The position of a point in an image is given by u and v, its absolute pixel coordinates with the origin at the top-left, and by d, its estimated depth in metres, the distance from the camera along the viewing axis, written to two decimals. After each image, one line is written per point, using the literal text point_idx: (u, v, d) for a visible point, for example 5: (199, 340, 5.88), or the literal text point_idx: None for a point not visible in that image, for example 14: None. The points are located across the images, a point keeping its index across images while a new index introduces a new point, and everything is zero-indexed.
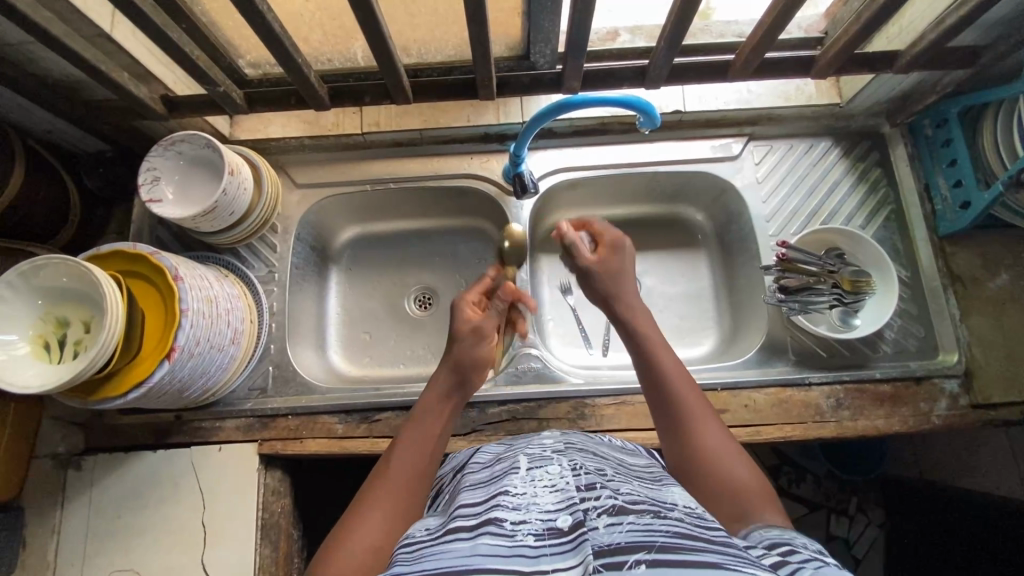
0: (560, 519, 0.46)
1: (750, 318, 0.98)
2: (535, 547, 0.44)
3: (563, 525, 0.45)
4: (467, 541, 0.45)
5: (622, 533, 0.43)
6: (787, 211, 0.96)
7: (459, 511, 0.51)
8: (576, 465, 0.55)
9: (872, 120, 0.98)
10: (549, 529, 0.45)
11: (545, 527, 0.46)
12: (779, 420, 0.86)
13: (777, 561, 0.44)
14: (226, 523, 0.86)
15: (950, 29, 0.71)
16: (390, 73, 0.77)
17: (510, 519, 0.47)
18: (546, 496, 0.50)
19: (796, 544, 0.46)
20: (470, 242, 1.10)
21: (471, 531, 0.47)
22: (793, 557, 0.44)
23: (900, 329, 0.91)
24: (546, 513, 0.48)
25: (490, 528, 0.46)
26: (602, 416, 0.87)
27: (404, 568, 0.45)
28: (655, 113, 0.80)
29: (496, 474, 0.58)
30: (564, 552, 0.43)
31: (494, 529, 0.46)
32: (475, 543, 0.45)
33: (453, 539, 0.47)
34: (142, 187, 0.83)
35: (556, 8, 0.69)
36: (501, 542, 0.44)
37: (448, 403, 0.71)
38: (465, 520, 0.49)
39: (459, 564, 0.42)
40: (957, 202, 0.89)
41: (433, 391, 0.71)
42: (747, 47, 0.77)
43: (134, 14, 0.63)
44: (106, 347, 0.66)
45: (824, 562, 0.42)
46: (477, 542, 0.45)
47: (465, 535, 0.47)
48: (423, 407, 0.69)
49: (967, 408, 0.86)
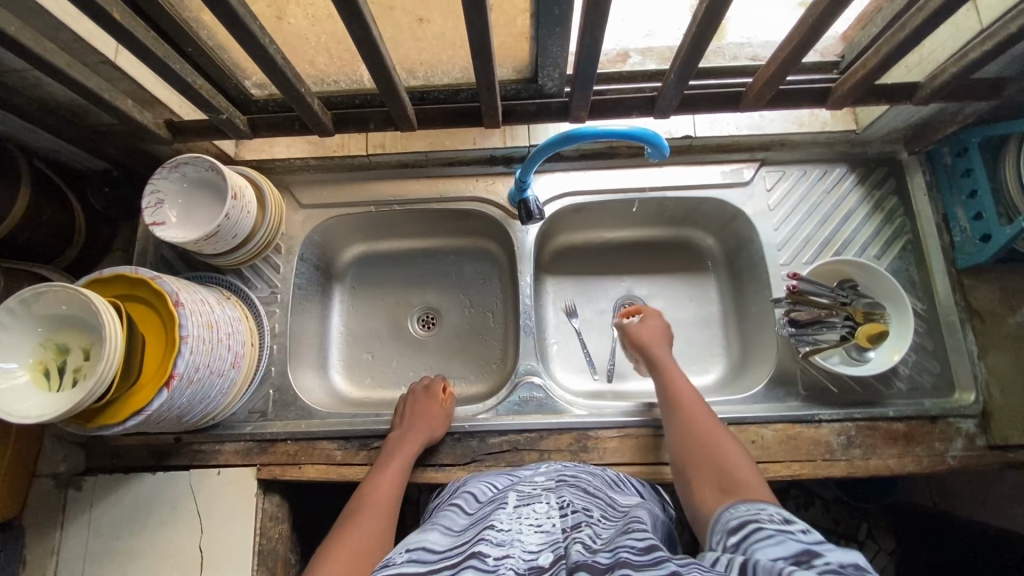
0: (542, 557, 0.49)
1: (760, 348, 0.95)
2: None
3: (544, 562, 0.48)
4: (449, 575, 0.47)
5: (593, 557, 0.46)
6: (800, 240, 0.94)
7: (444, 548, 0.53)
8: (562, 505, 0.58)
9: (889, 147, 0.96)
10: (531, 567, 0.48)
11: (527, 566, 0.48)
12: (788, 458, 0.84)
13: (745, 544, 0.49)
14: (222, 549, 0.85)
15: (973, 63, 0.68)
16: (395, 100, 0.76)
17: (491, 553, 0.49)
18: (530, 534, 0.53)
19: (762, 517, 0.52)
20: (475, 262, 1.09)
21: (453, 566, 0.49)
22: (763, 534, 0.49)
23: (914, 364, 0.88)
24: (527, 550, 0.50)
25: (473, 562, 0.48)
26: (605, 448, 0.85)
27: None
28: (664, 144, 0.77)
29: (482, 513, 0.60)
30: None
31: (477, 563, 0.48)
32: None
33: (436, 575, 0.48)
34: (145, 210, 0.82)
35: (564, 34, 0.68)
36: None
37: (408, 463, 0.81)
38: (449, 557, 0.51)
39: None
40: (977, 234, 0.87)
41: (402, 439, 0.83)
42: (762, 79, 0.75)
43: (134, 47, 0.62)
44: (105, 375, 0.66)
45: (787, 532, 0.48)
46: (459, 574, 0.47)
47: (448, 570, 0.48)
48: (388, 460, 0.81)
49: (983, 449, 0.83)
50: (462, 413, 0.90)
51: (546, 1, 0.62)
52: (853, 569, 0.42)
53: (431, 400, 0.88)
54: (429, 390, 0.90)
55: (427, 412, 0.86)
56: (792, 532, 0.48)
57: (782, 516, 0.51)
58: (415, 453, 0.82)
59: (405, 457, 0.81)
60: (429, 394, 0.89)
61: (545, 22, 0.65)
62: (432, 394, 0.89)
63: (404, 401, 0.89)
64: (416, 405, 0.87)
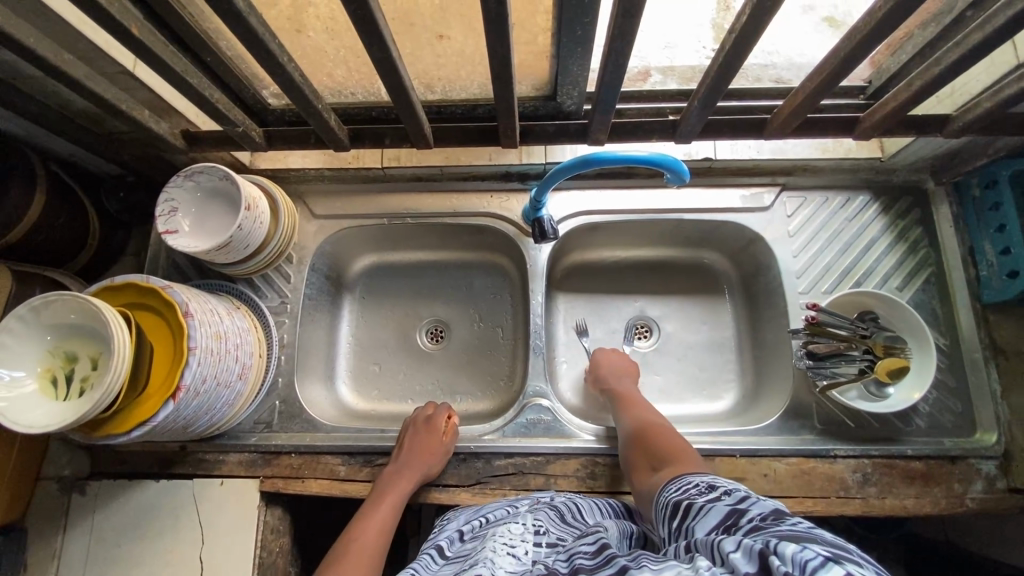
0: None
1: (775, 377, 0.93)
2: None
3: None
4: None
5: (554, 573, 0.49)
6: (819, 268, 0.92)
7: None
8: (534, 527, 0.61)
9: (915, 176, 0.93)
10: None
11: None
12: (801, 494, 0.81)
13: (684, 521, 0.51)
14: (222, 561, 0.84)
15: (1009, 98, 0.66)
16: (412, 118, 0.75)
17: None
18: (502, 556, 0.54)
19: (694, 492, 0.54)
20: (486, 277, 1.08)
21: None
22: (695, 507, 0.51)
23: (935, 402, 0.85)
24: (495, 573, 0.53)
25: None
26: (612, 476, 0.84)
27: None
28: (684, 170, 0.75)
29: (464, 549, 0.62)
30: None
31: None
32: None
33: None
34: (159, 218, 0.82)
35: (586, 54, 0.67)
36: None
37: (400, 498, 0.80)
38: None
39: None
40: (1004, 270, 0.84)
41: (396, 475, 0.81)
42: (788, 107, 0.74)
43: (152, 60, 0.61)
44: (112, 387, 0.65)
45: (713, 498, 0.51)
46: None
47: None
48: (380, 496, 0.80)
49: (1004, 492, 0.81)
50: (468, 433, 0.88)
51: (569, 22, 0.60)
52: (772, 518, 0.44)
53: (433, 434, 0.84)
54: (432, 423, 0.86)
55: (427, 447, 0.82)
56: (718, 497, 0.50)
57: (709, 484, 0.54)
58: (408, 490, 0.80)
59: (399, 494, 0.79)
60: (432, 425, 0.85)
61: (568, 43, 0.64)
62: (433, 427, 0.85)
63: (404, 431, 0.86)
64: (415, 437, 0.84)
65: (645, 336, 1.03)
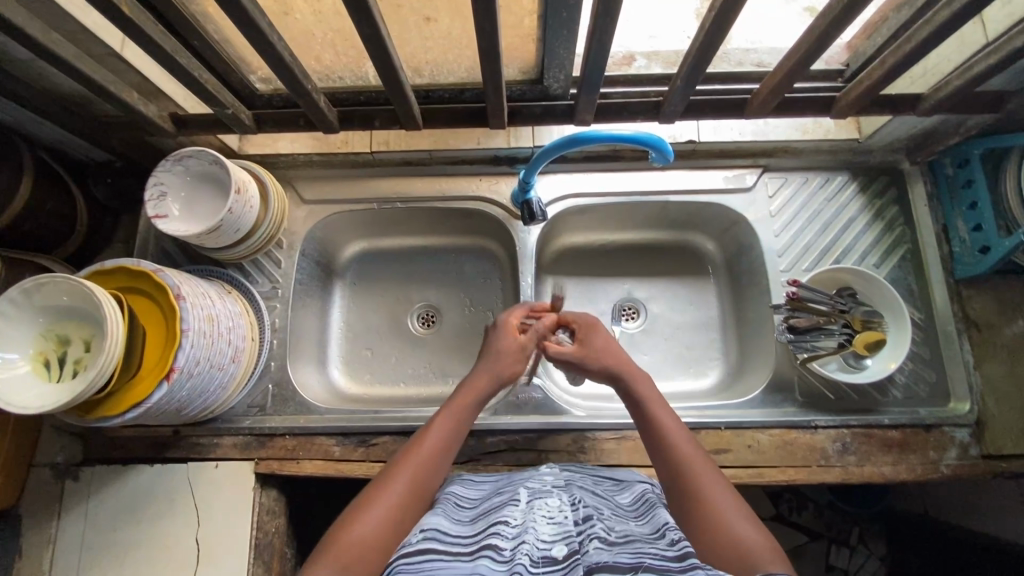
0: (556, 548, 0.54)
1: (758, 354, 0.96)
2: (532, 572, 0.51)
3: (557, 554, 0.53)
4: (468, 562, 0.53)
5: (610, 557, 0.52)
6: (800, 247, 0.94)
7: (459, 537, 0.58)
8: (575, 500, 0.63)
9: (891, 156, 0.96)
10: (545, 556, 0.53)
11: (541, 555, 0.53)
12: (784, 463, 0.84)
13: None
14: (219, 541, 0.85)
15: (977, 76, 0.68)
16: (401, 100, 0.76)
17: (505, 545, 0.55)
18: (543, 525, 0.58)
19: None
20: (475, 261, 1.09)
21: (470, 556, 0.54)
22: None
23: (910, 373, 0.89)
24: (542, 540, 0.55)
25: (488, 553, 0.54)
26: (602, 450, 0.86)
27: None
28: (668, 150, 0.77)
29: (494, 504, 0.64)
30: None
31: (492, 555, 0.54)
32: (475, 566, 0.52)
33: (455, 561, 0.54)
34: (148, 203, 0.82)
35: (571, 36, 0.68)
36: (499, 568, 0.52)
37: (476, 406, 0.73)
38: (463, 547, 0.56)
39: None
40: (976, 245, 0.87)
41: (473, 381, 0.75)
42: (768, 85, 0.75)
43: (141, 39, 0.62)
44: (105, 367, 0.66)
45: None
46: (476, 564, 0.53)
47: (466, 557, 0.54)
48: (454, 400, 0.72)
49: (977, 458, 0.84)
50: None
51: (554, 4, 0.62)
52: None
53: (511, 337, 0.79)
54: (506, 326, 0.80)
55: (513, 353, 0.78)
56: None
57: None
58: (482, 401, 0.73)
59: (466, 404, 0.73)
60: (508, 328, 0.80)
61: (552, 25, 0.65)
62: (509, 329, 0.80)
63: (488, 335, 0.81)
64: (504, 338, 0.79)
65: (632, 317, 1.05)
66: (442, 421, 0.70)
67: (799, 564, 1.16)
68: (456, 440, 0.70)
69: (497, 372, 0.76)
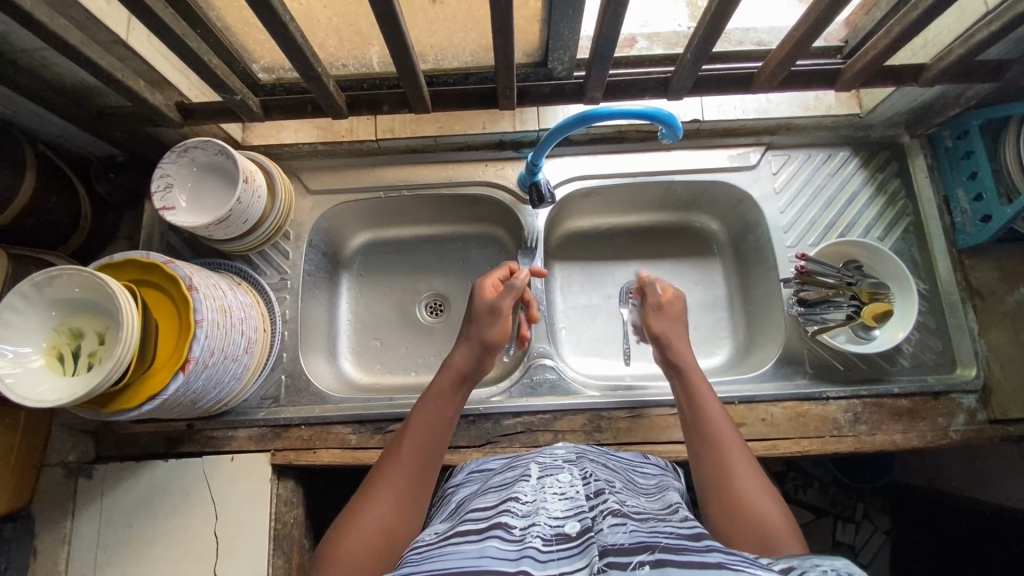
0: (568, 525, 0.52)
1: (767, 330, 0.97)
2: (545, 550, 0.49)
3: (570, 530, 0.52)
4: (475, 544, 0.51)
5: (626, 535, 0.49)
6: (805, 223, 0.95)
7: (468, 518, 0.57)
8: (586, 475, 0.64)
9: (891, 130, 0.98)
10: (558, 534, 0.51)
11: (553, 533, 0.52)
12: (797, 434, 0.86)
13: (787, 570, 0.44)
14: (238, 533, 0.85)
15: (980, 43, 0.70)
16: (410, 81, 0.76)
17: (515, 524, 0.53)
18: (555, 503, 0.57)
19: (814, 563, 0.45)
20: (482, 249, 1.09)
21: (479, 535, 0.52)
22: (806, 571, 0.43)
23: (917, 342, 0.90)
24: (554, 518, 0.54)
25: (498, 532, 0.52)
26: (618, 428, 0.87)
27: (418, 568, 0.49)
28: (677, 125, 0.77)
29: (506, 483, 0.65)
30: (573, 555, 0.48)
31: (503, 534, 0.52)
32: (485, 544, 0.50)
33: (463, 542, 0.52)
34: (155, 194, 0.81)
35: (577, 17, 0.68)
36: (509, 545, 0.50)
37: (455, 391, 0.74)
38: (474, 524, 0.55)
39: (469, 565, 0.47)
40: (977, 215, 0.89)
41: (448, 366, 0.76)
42: (774, 59, 0.76)
43: (152, 23, 0.61)
44: (122, 358, 0.65)
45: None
46: (486, 545, 0.50)
47: (476, 535, 0.53)
48: (433, 393, 0.73)
49: (984, 423, 0.86)
50: (476, 396, 0.90)
51: None
52: None
53: (488, 316, 0.78)
54: (478, 296, 0.81)
55: (484, 322, 0.78)
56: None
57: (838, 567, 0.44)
58: (462, 382, 0.75)
59: (442, 397, 0.73)
60: (483, 306, 0.79)
61: (560, 4, 0.66)
62: (480, 310, 0.79)
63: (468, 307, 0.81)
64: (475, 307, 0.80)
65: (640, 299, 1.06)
66: (420, 420, 0.70)
67: (808, 540, 1.18)
68: (438, 437, 0.70)
69: (471, 348, 0.77)
